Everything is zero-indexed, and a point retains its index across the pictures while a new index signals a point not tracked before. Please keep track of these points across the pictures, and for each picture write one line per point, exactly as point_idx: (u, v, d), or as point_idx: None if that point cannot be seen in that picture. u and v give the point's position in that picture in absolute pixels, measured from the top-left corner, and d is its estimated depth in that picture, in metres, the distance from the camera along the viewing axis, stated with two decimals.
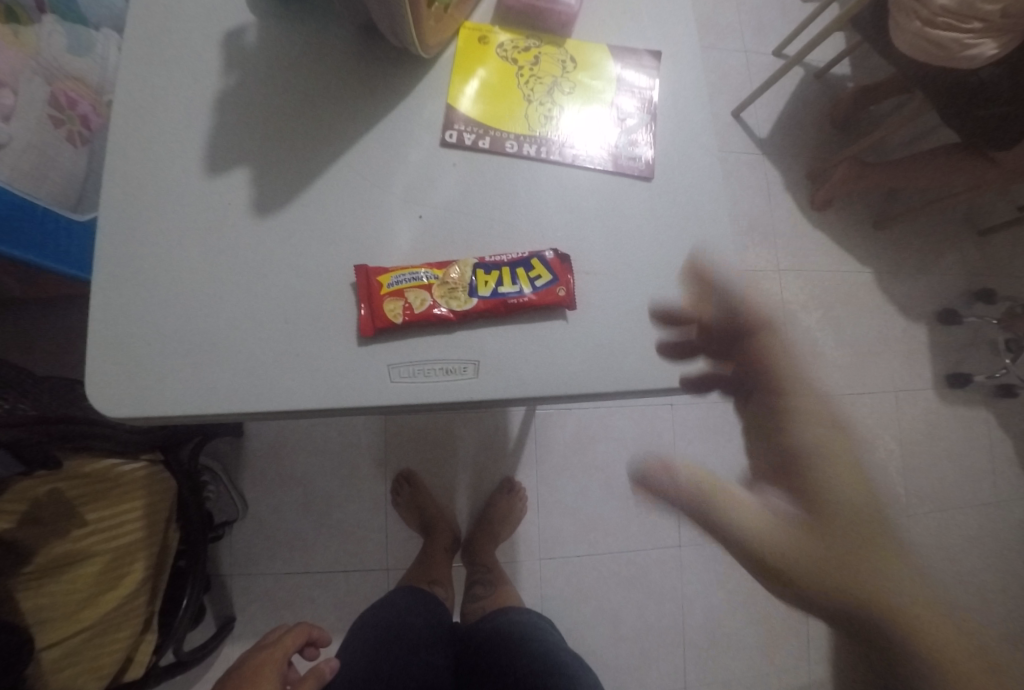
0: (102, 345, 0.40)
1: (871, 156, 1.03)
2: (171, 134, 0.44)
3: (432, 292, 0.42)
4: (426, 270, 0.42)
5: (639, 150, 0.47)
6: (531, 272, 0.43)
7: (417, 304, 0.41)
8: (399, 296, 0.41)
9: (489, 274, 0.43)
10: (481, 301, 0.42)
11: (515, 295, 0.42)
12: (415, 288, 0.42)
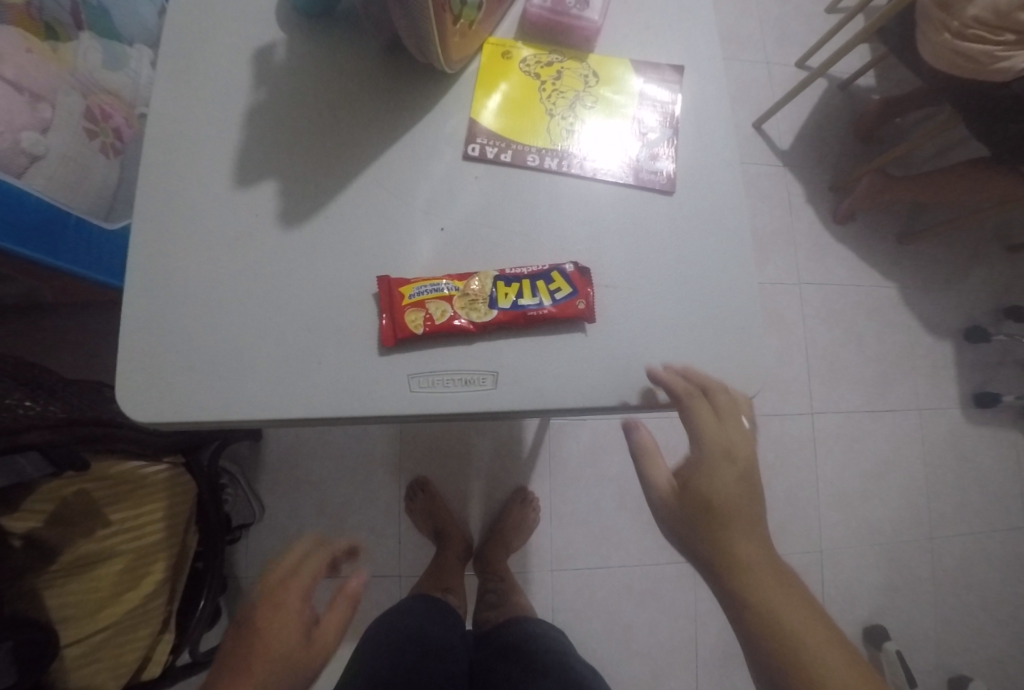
0: (131, 353, 0.41)
1: (897, 168, 1.02)
2: (202, 149, 0.45)
3: (453, 303, 0.42)
4: (447, 281, 0.43)
5: (660, 163, 0.47)
6: (551, 284, 0.42)
7: (437, 314, 0.42)
8: (420, 307, 0.42)
9: (510, 286, 0.43)
10: (501, 312, 0.42)
11: (535, 307, 0.42)
12: (436, 299, 0.42)
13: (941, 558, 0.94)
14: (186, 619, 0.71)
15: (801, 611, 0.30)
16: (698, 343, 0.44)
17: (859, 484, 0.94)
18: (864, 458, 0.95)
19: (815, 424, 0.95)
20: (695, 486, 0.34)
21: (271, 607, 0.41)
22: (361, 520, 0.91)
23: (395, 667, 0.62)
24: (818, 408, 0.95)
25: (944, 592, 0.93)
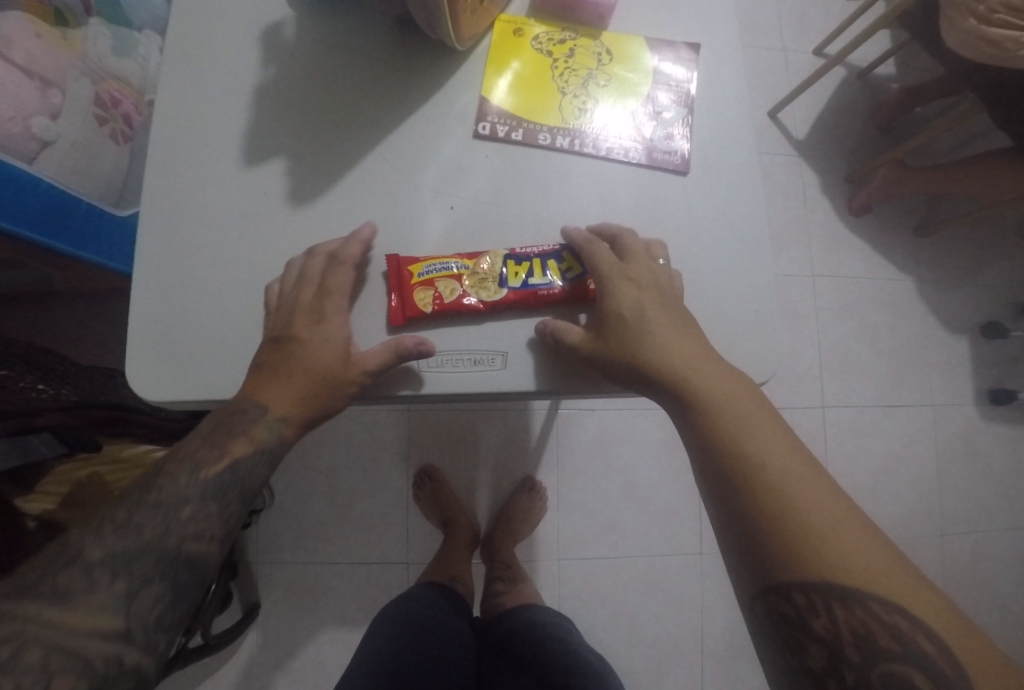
0: (144, 335, 0.41)
1: (917, 157, 0.99)
2: (210, 130, 0.44)
3: (463, 282, 0.42)
4: (456, 260, 0.42)
5: (674, 142, 0.46)
6: (561, 264, 0.43)
7: (447, 293, 0.41)
8: (429, 286, 0.41)
9: (520, 264, 0.42)
10: (511, 291, 0.42)
11: (546, 287, 0.42)
12: (445, 277, 0.42)
13: (951, 554, 0.94)
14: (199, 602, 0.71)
15: (741, 425, 0.35)
16: (715, 325, 0.43)
17: (869, 479, 0.94)
18: (875, 453, 0.94)
19: (826, 419, 0.94)
20: (607, 315, 0.39)
21: (311, 321, 0.39)
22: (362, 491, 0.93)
23: (403, 653, 0.62)
24: (829, 403, 0.94)
25: (953, 588, 0.93)
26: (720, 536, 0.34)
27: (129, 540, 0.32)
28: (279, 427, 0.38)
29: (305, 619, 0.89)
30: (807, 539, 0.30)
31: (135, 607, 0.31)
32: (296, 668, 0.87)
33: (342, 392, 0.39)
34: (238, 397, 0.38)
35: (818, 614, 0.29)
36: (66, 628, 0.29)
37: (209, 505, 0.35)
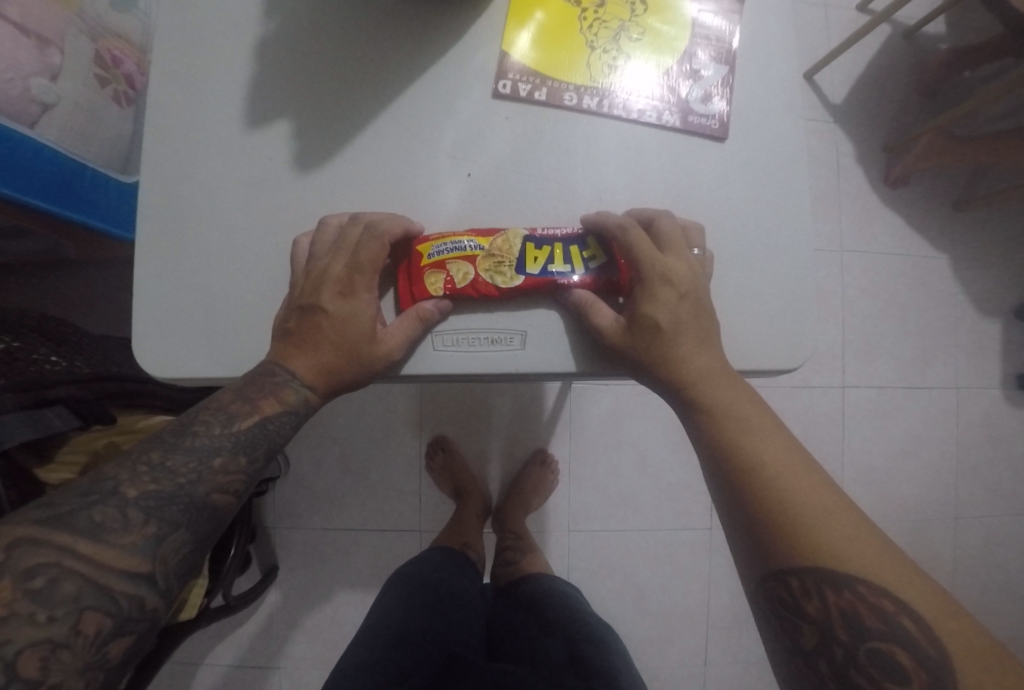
0: (148, 307, 0.40)
1: (965, 123, 0.92)
2: (211, 90, 0.42)
3: (476, 265, 0.39)
4: (469, 239, 0.40)
5: (711, 104, 0.43)
6: (585, 252, 0.40)
7: (459, 277, 0.39)
8: (441, 269, 0.39)
9: (541, 250, 0.40)
10: (527, 279, 0.39)
11: (566, 277, 0.39)
12: (457, 259, 0.39)
13: (964, 535, 0.93)
14: (218, 565, 0.73)
15: (740, 420, 0.35)
16: (753, 305, 0.41)
17: (886, 460, 0.92)
18: (893, 434, 0.92)
19: (845, 399, 0.92)
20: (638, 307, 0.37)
21: (340, 295, 0.38)
22: (376, 462, 0.93)
23: (413, 609, 0.64)
24: (850, 382, 0.92)
25: (962, 568, 0.93)
26: (721, 523, 0.35)
27: (164, 482, 0.31)
28: (307, 392, 0.38)
29: (321, 583, 0.91)
30: (798, 526, 0.31)
31: (165, 550, 0.30)
32: (312, 627, 0.91)
33: (366, 371, 0.38)
34: (269, 360, 0.38)
35: (810, 597, 0.30)
36: (100, 563, 0.28)
37: (239, 458, 0.34)
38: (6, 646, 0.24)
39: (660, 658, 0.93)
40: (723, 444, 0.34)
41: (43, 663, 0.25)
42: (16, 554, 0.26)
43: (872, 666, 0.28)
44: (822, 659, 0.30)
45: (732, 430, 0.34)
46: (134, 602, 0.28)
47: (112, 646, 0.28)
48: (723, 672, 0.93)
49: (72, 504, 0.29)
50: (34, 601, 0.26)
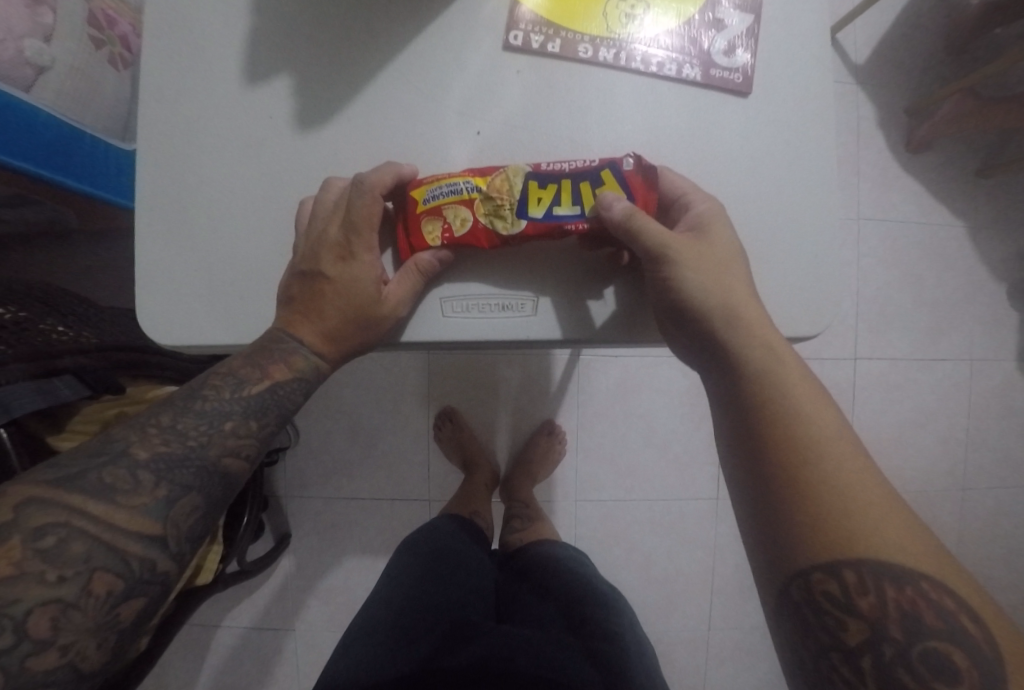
0: (152, 275, 0.39)
1: (998, 82, 0.88)
2: (208, 46, 0.40)
3: (474, 209, 0.38)
4: (466, 180, 0.38)
5: (735, 56, 0.40)
6: (599, 186, 0.38)
7: (456, 223, 0.38)
8: (437, 214, 0.38)
9: (545, 188, 0.38)
10: (530, 223, 0.37)
11: (573, 218, 0.37)
12: (453, 202, 0.38)
13: (970, 507, 0.93)
14: (233, 532, 0.75)
15: (799, 400, 0.33)
16: (776, 268, 0.40)
17: (895, 432, 0.92)
18: (904, 405, 0.92)
19: (856, 371, 0.91)
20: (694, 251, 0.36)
21: (338, 259, 0.37)
22: (385, 432, 0.94)
23: (424, 574, 0.64)
24: (862, 354, 0.91)
25: (966, 538, 0.93)
26: (757, 512, 0.32)
27: (175, 444, 0.31)
28: (316, 360, 0.38)
29: (333, 549, 0.94)
30: (858, 514, 0.29)
31: (176, 513, 0.30)
32: (325, 592, 0.94)
33: (374, 333, 0.38)
34: (275, 327, 0.37)
35: (865, 593, 0.28)
36: (111, 525, 0.28)
37: (250, 422, 0.34)
38: (16, 605, 0.25)
39: (665, 622, 0.95)
40: (779, 430, 0.32)
41: (53, 623, 0.25)
42: (25, 514, 0.27)
43: (922, 665, 0.27)
44: (866, 657, 0.28)
45: (793, 412, 0.32)
46: (145, 565, 0.28)
47: (124, 608, 0.28)
48: (726, 637, 0.96)
49: (84, 465, 0.29)
50: (44, 561, 0.26)
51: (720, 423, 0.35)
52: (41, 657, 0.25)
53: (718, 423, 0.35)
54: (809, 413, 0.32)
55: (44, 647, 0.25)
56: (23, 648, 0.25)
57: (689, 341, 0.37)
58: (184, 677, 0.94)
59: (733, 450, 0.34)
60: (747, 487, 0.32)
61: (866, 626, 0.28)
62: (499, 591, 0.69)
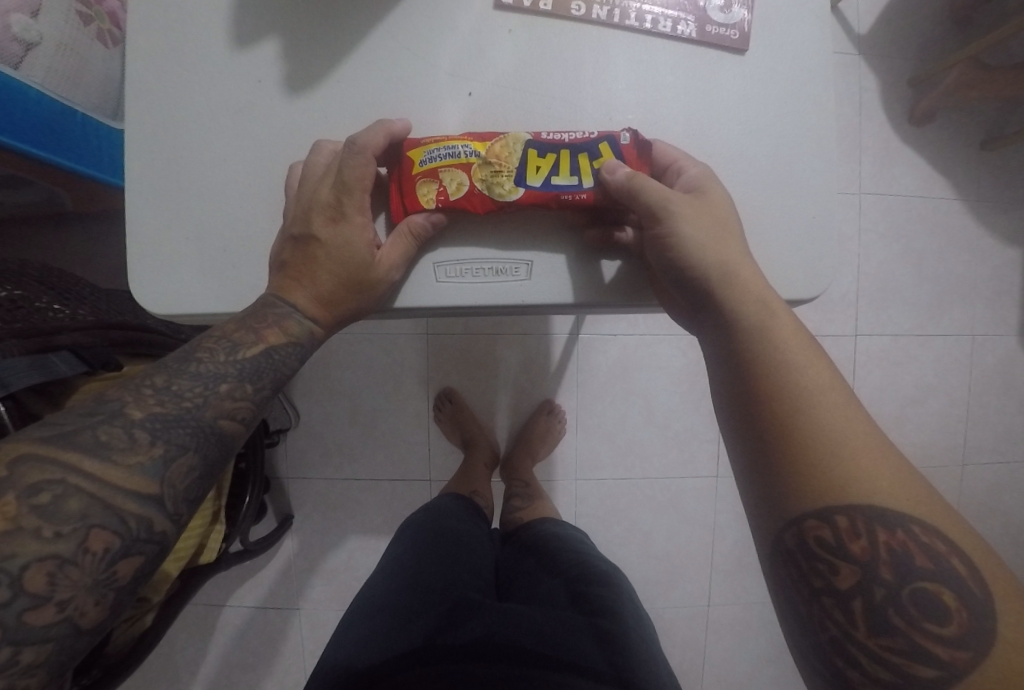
0: (143, 243, 0.39)
1: (1003, 50, 0.86)
2: (196, 10, 0.39)
3: (470, 173, 0.37)
4: (465, 144, 0.37)
5: (732, 12, 0.39)
6: (596, 160, 0.37)
7: (452, 187, 0.37)
8: (433, 177, 0.37)
9: (545, 157, 0.37)
10: (527, 191, 0.37)
11: (570, 190, 0.37)
12: (450, 166, 0.37)
13: (969, 480, 0.94)
14: (235, 512, 0.76)
15: (791, 351, 0.33)
16: (775, 229, 0.39)
17: (895, 408, 0.92)
18: (904, 381, 0.92)
19: (856, 347, 0.91)
20: (691, 209, 0.35)
21: (330, 221, 0.37)
22: (385, 413, 0.94)
23: (425, 547, 0.64)
24: (861, 331, 0.91)
25: (966, 512, 0.94)
26: (754, 461, 0.32)
27: (170, 406, 0.31)
28: (311, 325, 0.38)
29: (336, 529, 0.95)
30: (850, 460, 0.29)
31: (172, 473, 0.30)
32: (328, 571, 0.95)
33: (367, 299, 0.38)
34: (269, 293, 0.37)
35: (857, 537, 0.28)
36: (107, 483, 0.28)
37: (246, 385, 0.34)
38: (14, 560, 0.25)
39: (665, 598, 0.96)
40: (778, 386, 0.32)
41: (50, 579, 0.25)
42: (19, 471, 0.26)
43: (911, 604, 0.28)
44: (857, 599, 0.28)
45: (784, 363, 0.32)
46: (143, 524, 0.28)
47: (121, 566, 0.28)
48: (726, 612, 0.97)
49: (80, 424, 0.29)
50: (40, 517, 0.26)
51: (716, 378, 0.35)
52: (39, 611, 0.25)
53: (714, 379, 0.35)
54: (811, 370, 0.32)
55: (42, 601, 0.25)
56: (19, 604, 0.25)
57: (684, 300, 0.37)
58: (191, 655, 0.96)
59: (729, 403, 0.34)
60: (745, 438, 0.32)
61: (858, 570, 0.29)
62: (499, 567, 0.70)
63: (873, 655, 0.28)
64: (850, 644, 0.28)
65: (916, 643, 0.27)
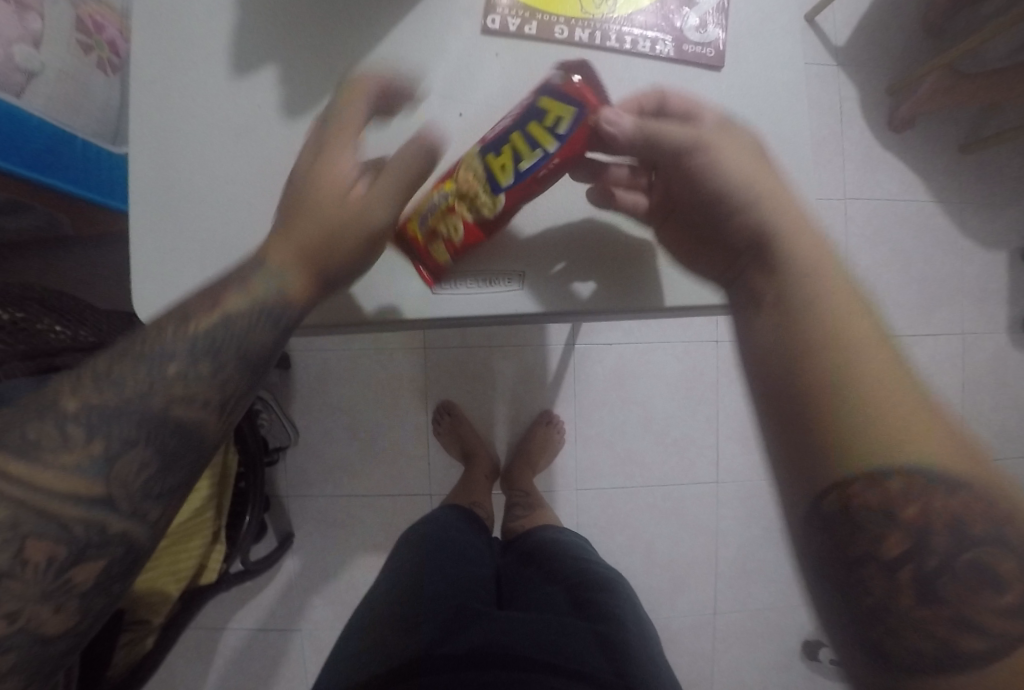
0: (146, 266, 0.40)
1: (975, 58, 0.89)
2: (196, 42, 0.41)
3: (458, 211, 0.37)
4: (437, 191, 0.38)
5: (708, 31, 0.41)
6: (546, 119, 0.35)
7: (454, 232, 0.37)
8: (435, 234, 0.38)
9: (500, 154, 0.36)
10: (508, 193, 0.36)
11: (543, 163, 0.36)
12: (440, 217, 0.37)
13: None
14: (235, 530, 0.75)
15: (836, 296, 0.31)
16: None
17: None
18: None
19: None
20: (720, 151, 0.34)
21: (314, 158, 0.34)
22: (384, 427, 0.94)
23: (426, 558, 0.63)
24: None
25: None
26: (794, 421, 0.29)
27: (111, 397, 0.29)
28: (279, 282, 0.33)
29: (337, 547, 0.94)
30: (903, 416, 0.27)
31: (118, 472, 0.29)
32: (331, 590, 0.94)
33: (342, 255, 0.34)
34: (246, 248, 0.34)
35: (914, 502, 0.26)
36: (42, 488, 0.28)
37: (198, 367, 0.31)
38: None
39: (670, 607, 0.95)
40: (818, 334, 0.29)
41: None
42: None
43: (965, 570, 0.26)
44: (906, 568, 0.26)
45: (828, 312, 0.30)
46: (93, 527, 0.29)
47: (75, 573, 0.29)
48: (732, 619, 0.96)
49: (20, 425, 0.29)
50: None
51: (743, 340, 0.33)
52: None
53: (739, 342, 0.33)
54: (856, 322, 0.30)
55: None
56: None
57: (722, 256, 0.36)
58: (193, 680, 0.95)
59: (760, 366, 0.31)
60: (782, 405, 0.30)
61: (909, 536, 0.27)
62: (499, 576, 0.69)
63: (920, 625, 0.25)
64: (898, 616, 0.26)
65: (972, 614, 0.25)
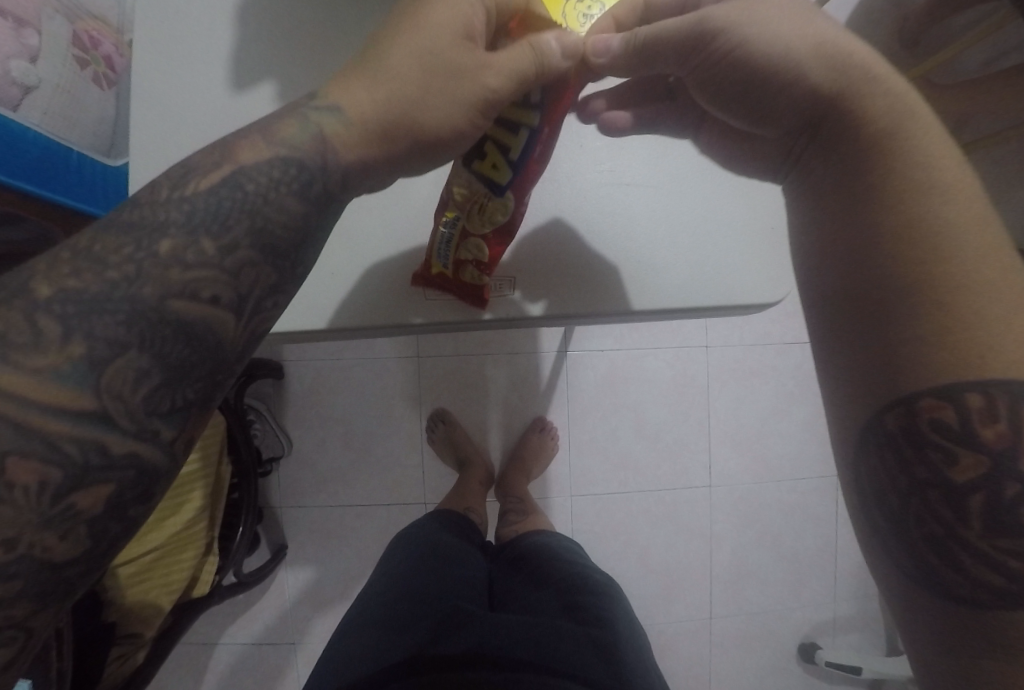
0: None
1: None
2: (195, 58, 0.42)
3: (473, 232, 0.39)
4: (443, 224, 0.40)
5: None
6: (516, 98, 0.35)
7: (477, 251, 0.40)
8: (463, 262, 0.41)
9: (486, 155, 0.37)
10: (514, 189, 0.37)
11: (536, 141, 0.36)
12: (458, 247, 0.40)
13: None
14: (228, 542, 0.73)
15: (920, 188, 0.28)
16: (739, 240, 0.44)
17: None
18: None
19: None
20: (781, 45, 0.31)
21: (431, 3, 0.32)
22: (378, 436, 0.95)
23: (422, 565, 0.62)
24: None
25: None
26: (859, 326, 0.28)
27: (87, 281, 0.23)
28: (334, 121, 0.30)
29: (331, 558, 0.93)
30: (979, 318, 0.25)
31: (109, 380, 0.22)
32: (325, 601, 0.93)
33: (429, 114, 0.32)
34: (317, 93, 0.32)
35: (994, 420, 0.24)
36: (13, 396, 0.20)
37: (200, 244, 0.25)
38: None
39: (665, 613, 0.95)
40: (897, 231, 0.28)
41: None
42: None
43: None
44: (975, 495, 0.24)
45: (906, 208, 0.28)
46: (88, 444, 0.21)
47: (79, 497, 0.21)
48: (727, 624, 0.96)
49: None
50: None
51: (811, 247, 0.32)
52: None
53: (803, 251, 0.33)
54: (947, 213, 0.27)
55: None
56: None
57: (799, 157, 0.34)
58: None
59: (831, 274, 0.30)
60: (845, 310, 0.29)
61: (985, 460, 0.24)
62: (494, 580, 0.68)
63: (983, 556, 0.24)
64: (954, 541, 0.25)
65: None
